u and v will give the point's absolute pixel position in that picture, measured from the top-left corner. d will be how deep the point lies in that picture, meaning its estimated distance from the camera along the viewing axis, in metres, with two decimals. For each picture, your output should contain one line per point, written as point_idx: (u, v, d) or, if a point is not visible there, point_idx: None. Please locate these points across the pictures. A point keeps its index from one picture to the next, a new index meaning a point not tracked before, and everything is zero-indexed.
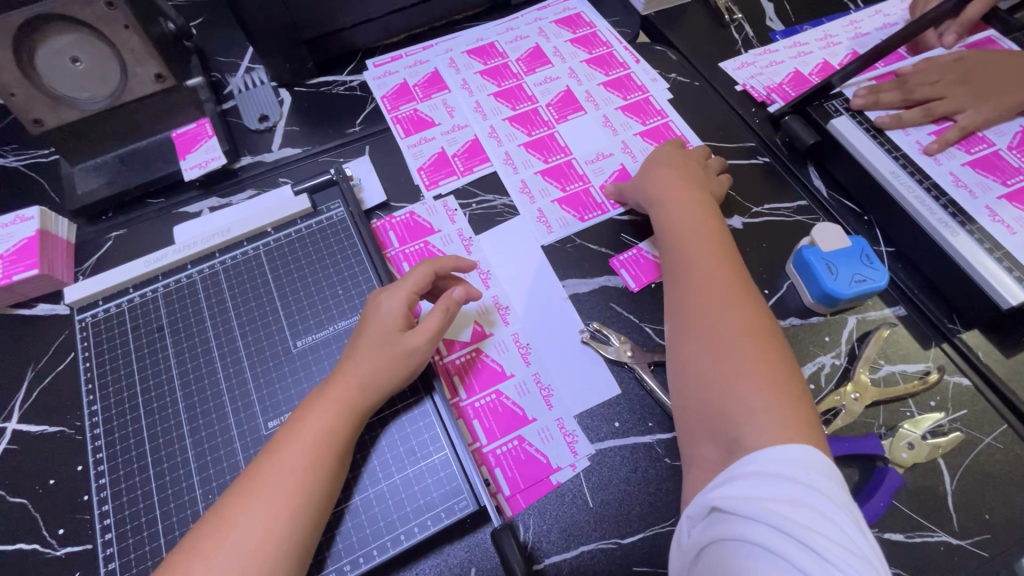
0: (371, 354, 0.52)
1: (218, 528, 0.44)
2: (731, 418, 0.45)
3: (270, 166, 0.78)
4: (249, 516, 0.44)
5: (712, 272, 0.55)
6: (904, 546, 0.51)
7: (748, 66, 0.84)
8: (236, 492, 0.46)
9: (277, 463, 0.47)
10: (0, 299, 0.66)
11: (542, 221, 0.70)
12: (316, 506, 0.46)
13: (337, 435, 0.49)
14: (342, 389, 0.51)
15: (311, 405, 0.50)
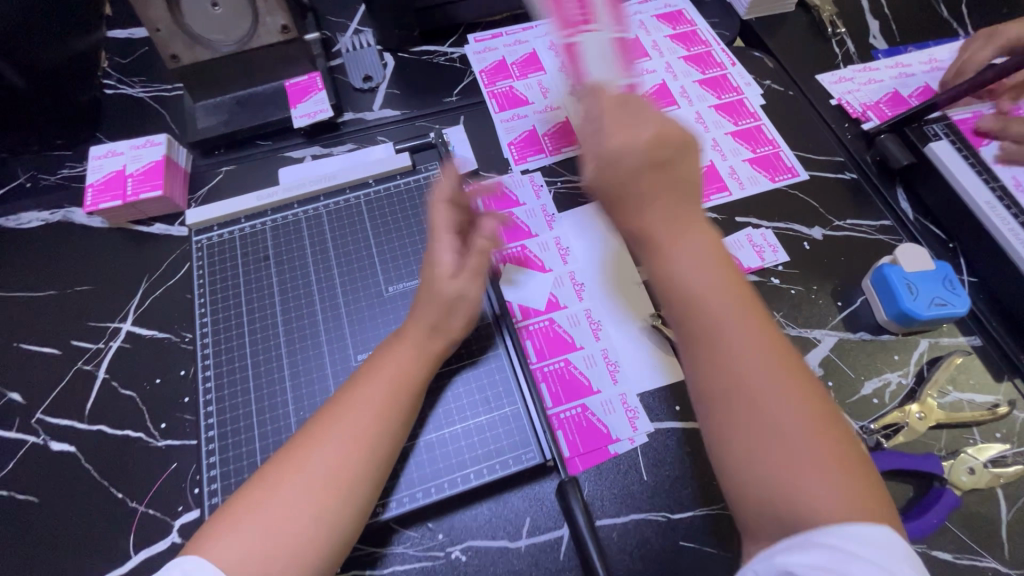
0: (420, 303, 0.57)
1: (293, 459, 0.47)
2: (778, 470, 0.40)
3: (371, 124, 0.82)
4: (320, 452, 0.47)
5: (748, 356, 0.43)
6: (953, 566, 0.52)
7: (845, 81, 0.84)
8: (317, 421, 0.50)
9: (343, 412, 0.50)
10: (124, 214, 0.73)
11: None
12: (379, 449, 0.50)
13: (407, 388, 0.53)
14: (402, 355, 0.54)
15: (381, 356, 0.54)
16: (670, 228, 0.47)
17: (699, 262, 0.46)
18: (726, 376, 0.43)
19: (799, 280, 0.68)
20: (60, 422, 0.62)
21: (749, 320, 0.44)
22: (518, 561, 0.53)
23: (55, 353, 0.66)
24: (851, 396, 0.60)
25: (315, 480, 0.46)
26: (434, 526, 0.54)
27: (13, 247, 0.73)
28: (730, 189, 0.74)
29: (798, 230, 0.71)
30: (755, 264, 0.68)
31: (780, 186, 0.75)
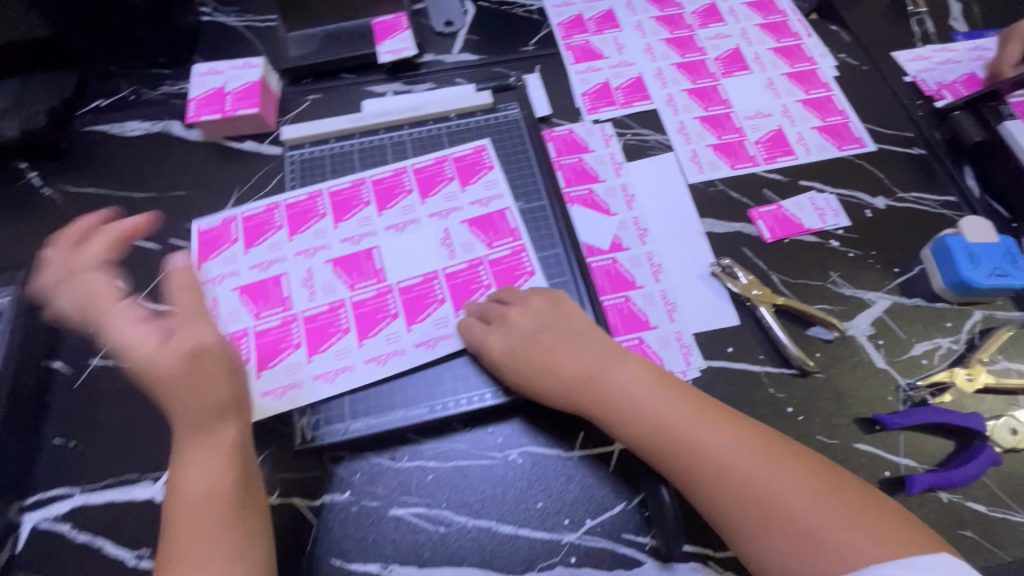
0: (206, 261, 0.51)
1: (177, 526, 0.45)
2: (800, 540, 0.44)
3: (450, 66, 0.86)
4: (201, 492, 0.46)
5: (699, 434, 0.49)
6: (985, 517, 0.55)
7: (922, 60, 0.84)
8: (178, 516, 0.45)
9: (216, 437, 0.48)
10: (221, 129, 0.78)
11: (695, 161, 0.75)
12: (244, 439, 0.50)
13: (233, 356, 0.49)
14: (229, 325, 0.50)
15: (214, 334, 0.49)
16: (597, 366, 0.54)
17: (651, 397, 0.52)
18: (687, 458, 0.49)
19: (858, 245, 0.69)
20: (159, 308, 0.68)
21: (678, 396, 0.52)
22: (570, 467, 0.58)
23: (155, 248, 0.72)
24: (901, 355, 0.62)
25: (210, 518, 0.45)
26: (493, 429, 0.59)
27: (118, 152, 0.79)
28: (797, 154, 0.76)
29: (861, 198, 0.72)
30: (816, 225, 0.70)
31: (846, 155, 0.76)
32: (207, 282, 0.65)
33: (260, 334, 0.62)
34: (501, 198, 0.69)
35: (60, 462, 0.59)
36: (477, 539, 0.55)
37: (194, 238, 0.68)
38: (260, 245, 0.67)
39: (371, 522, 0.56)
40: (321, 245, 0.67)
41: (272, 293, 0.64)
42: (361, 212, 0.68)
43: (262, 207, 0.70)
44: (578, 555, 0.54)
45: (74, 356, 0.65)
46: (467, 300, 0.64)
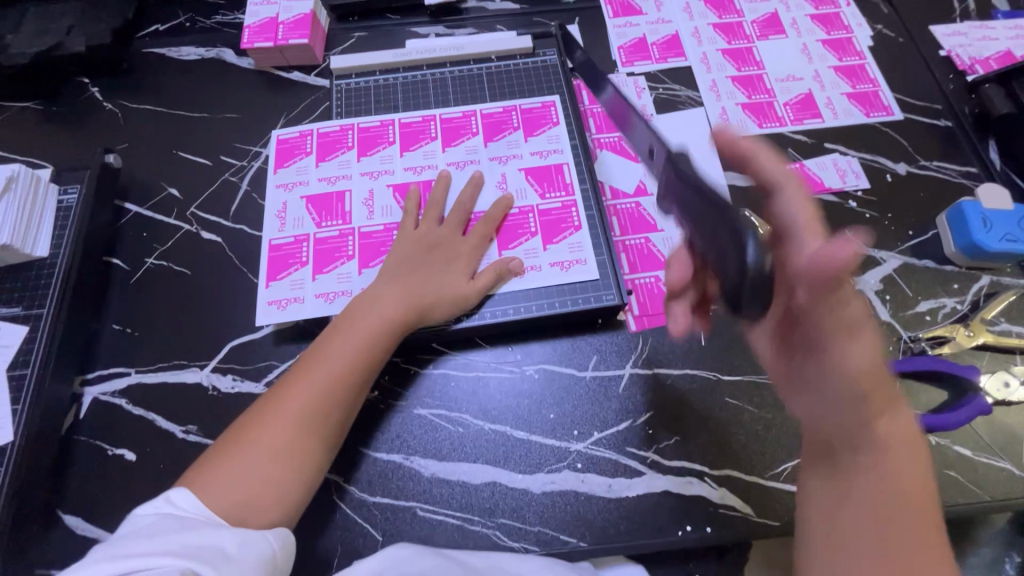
0: (396, 293, 0.60)
1: (236, 441, 0.52)
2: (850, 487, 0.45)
3: (492, 13, 0.88)
4: (280, 415, 0.53)
5: (881, 469, 0.44)
6: (970, 460, 0.58)
7: (959, 35, 0.84)
8: (274, 399, 0.54)
9: (346, 349, 0.57)
10: (272, 58, 0.82)
11: (723, 118, 0.78)
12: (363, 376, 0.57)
13: (368, 360, 0.57)
14: (357, 335, 0.58)
15: (345, 326, 0.59)
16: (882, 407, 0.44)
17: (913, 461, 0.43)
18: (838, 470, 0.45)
19: (875, 207, 0.72)
20: (209, 217, 0.73)
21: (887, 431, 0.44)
22: (582, 386, 0.62)
23: (207, 164, 0.77)
24: (906, 310, 0.65)
25: (264, 457, 0.51)
26: (513, 347, 0.64)
27: (174, 74, 0.83)
28: (824, 117, 0.78)
29: (883, 163, 0.75)
30: (836, 185, 0.73)
31: (872, 122, 0.77)
32: (278, 186, 0.72)
33: (320, 240, 0.68)
34: (560, 152, 0.71)
35: (118, 345, 0.65)
36: (492, 441, 0.60)
37: (271, 145, 0.75)
38: (332, 160, 0.73)
39: (396, 418, 0.61)
40: (385, 170, 0.72)
41: (334, 206, 0.70)
42: (426, 146, 0.73)
43: (336, 126, 0.75)
44: (584, 462, 0.59)
45: (131, 254, 0.70)
46: (511, 244, 0.66)
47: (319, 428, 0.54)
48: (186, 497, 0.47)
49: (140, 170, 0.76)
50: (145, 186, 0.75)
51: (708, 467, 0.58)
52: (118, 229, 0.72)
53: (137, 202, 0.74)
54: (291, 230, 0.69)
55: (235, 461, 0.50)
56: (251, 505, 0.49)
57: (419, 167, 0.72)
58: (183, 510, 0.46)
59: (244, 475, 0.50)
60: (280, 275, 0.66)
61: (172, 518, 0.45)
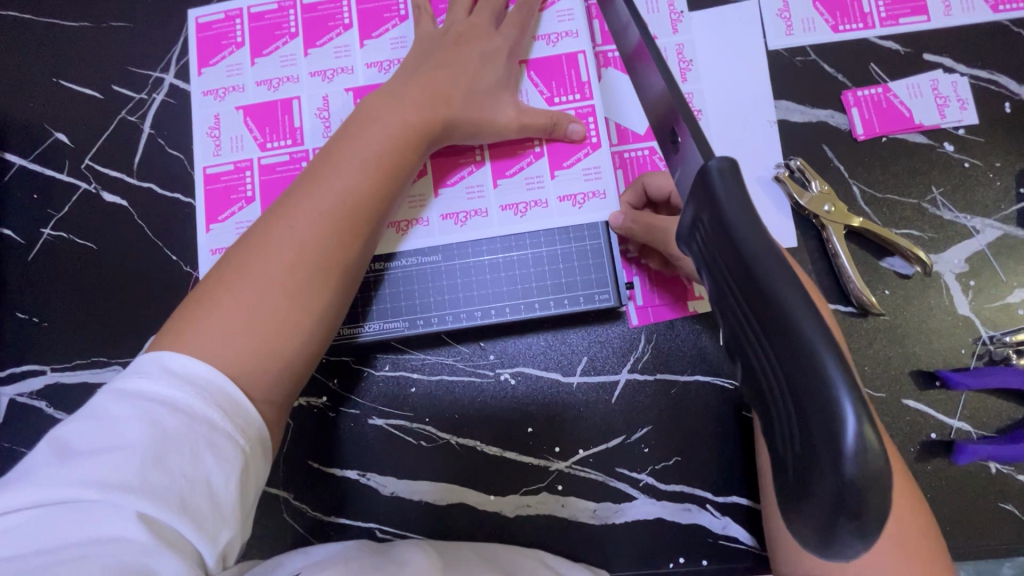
0: (403, 106, 0.47)
1: (220, 287, 0.39)
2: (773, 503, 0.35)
3: None
4: (266, 262, 0.40)
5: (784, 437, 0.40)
6: None
7: None
8: (256, 239, 0.41)
9: (348, 174, 0.44)
10: None
11: (783, 15, 0.55)
12: (380, 206, 0.45)
13: (379, 187, 0.45)
14: (362, 156, 0.44)
15: (341, 145, 0.45)
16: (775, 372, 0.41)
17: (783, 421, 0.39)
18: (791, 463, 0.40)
19: (980, 152, 0.53)
20: (109, 172, 0.58)
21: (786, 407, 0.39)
22: (568, 395, 0.51)
23: (97, 97, 0.60)
24: (992, 302, 0.50)
25: (265, 300, 0.39)
26: (485, 345, 0.52)
27: None
28: (929, 13, 0.55)
29: (1003, 85, 0.53)
30: (930, 121, 0.53)
31: (999, 19, 0.54)
32: (205, 93, 0.56)
33: (266, 169, 0.55)
34: (575, 35, 0.54)
35: (27, 337, 0.56)
36: (460, 458, 0.51)
37: (190, 31, 0.57)
38: (270, 55, 0.56)
39: (347, 430, 0.52)
40: (341, 67, 0.55)
41: (280, 119, 0.55)
42: (392, 30, 0.55)
43: (272, 4, 0.57)
44: (566, 484, 0.50)
45: (23, 223, 0.58)
46: (508, 171, 0.53)
47: (336, 267, 0.42)
48: (168, 359, 0.35)
49: (17, 108, 0.60)
50: (27, 129, 0.59)
51: (710, 492, 0.49)
52: (3, 190, 0.58)
53: (20, 152, 0.59)
54: (229, 155, 0.55)
55: (226, 311, 0.38)
56: (263, 359, 0.38)
57: (385, 61, 0.55)
58: (155, 393, 0.33)
59: (244, 321, 0.38)
60: (222, 217, 0.54)
61: (139, 415, 0.32)
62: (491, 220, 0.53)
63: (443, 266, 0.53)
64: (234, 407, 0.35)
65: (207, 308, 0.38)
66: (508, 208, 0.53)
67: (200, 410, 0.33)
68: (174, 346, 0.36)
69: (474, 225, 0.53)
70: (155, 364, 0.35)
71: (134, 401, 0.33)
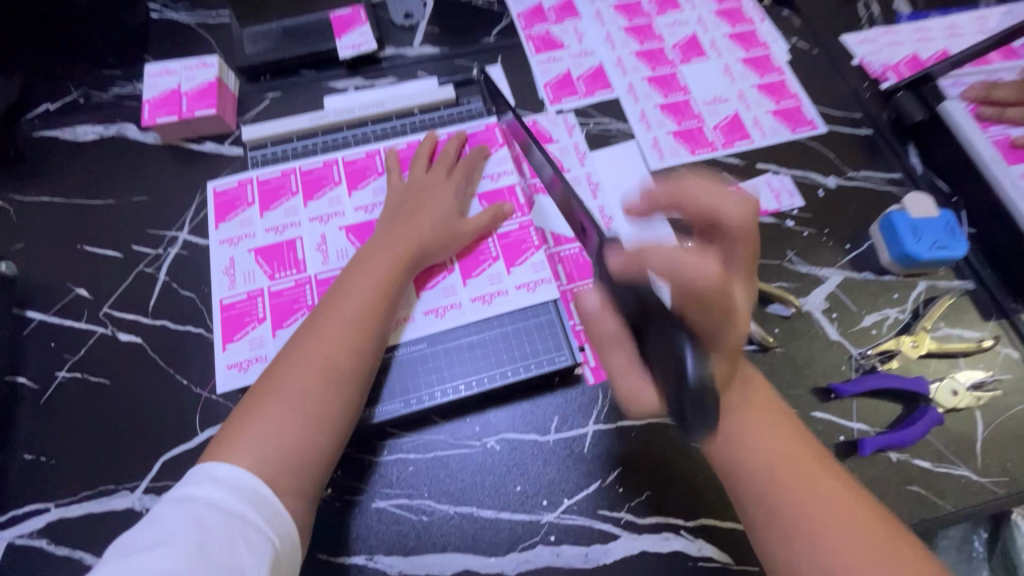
0: (391, 243, 0.62)
1: (260, 397, 0.51)
2: (738, 466, 0.46)
3: (412, 60, 0.84)
4: (294, 376, 0.52)
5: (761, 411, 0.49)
6: (931, 472, 0.59)
7: (869, 42, 0.86)
8: (286, 358, 0.54)
9: (351, 300, 0.57)
10: (178, 132, 0.76)
11: (655, 148, 0.77)
12: (379, 320, 0.57)
13: (376, 306, 0.57)
14: (359, 290, 0.58)
15: (347, 278, 0.59)
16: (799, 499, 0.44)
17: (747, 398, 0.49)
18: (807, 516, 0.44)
19: (812, 224, 0.73)
20: (126, 316, 0.67)
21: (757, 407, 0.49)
22: (546, 452, 0.60)
23: (117, 256, 0.70)
24: (852, 327, 0.66)
25: (296, 409, 0.50)
26: (471, 419, 0.61)
27: (71, 159, 0.77)
28: (752, 137, 0.78)
29: (813, 178, 0.76)
30: (772, 207, 0.73)
31: (799, 137, 0.79)
32: (221, 243, 0.69)
33: (275, 294, 0.66)
34: (511, 172, 0.73)
35: (33, 477, 0.59)
36: (459, 526, 0.57)
37: (209, 198, 0.72)
38: (276, 209, 0.70)
39: (352, 518, 0.57)
40: (334, 212, 0.70)
41: (286, 255, 0.68)
42: (374, 182, 0.72)
43: (276, 172, 0.73)
44: (557, 533, 0.56)
45: (38, 370, 0.64)
46: (472, 272, 0.67)
47: (344, 379, 0.53)
48: (219, 465, 0.46)
49: (42, 273, 0.69)
50: (49, 289, 0.68)
51: (683, 518, 0.57)
52: (21, 343, 0.65)
53: (41, 309, 0.67)
54: (243, 287, 0.66)
55: (266, 418, 0.50)
56: (297, 457, 0.49)
57: (369, 205, 0.71)
58: (202, 497, 0.44)
59: (281, 425, 0.49)
60: (237, 337, 0.64)
61: (189, 515, 0.42)
62: (464, 311, 0.65)
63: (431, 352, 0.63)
64: (264, 504, 0.45)
65: (254, 419, 0.49)
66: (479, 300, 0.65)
67: (238, 507, 0.44)
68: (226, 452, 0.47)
69: (451, 317, 0.65)
70: (205, 472, 0.46)
71: (185, 505, 0.43)
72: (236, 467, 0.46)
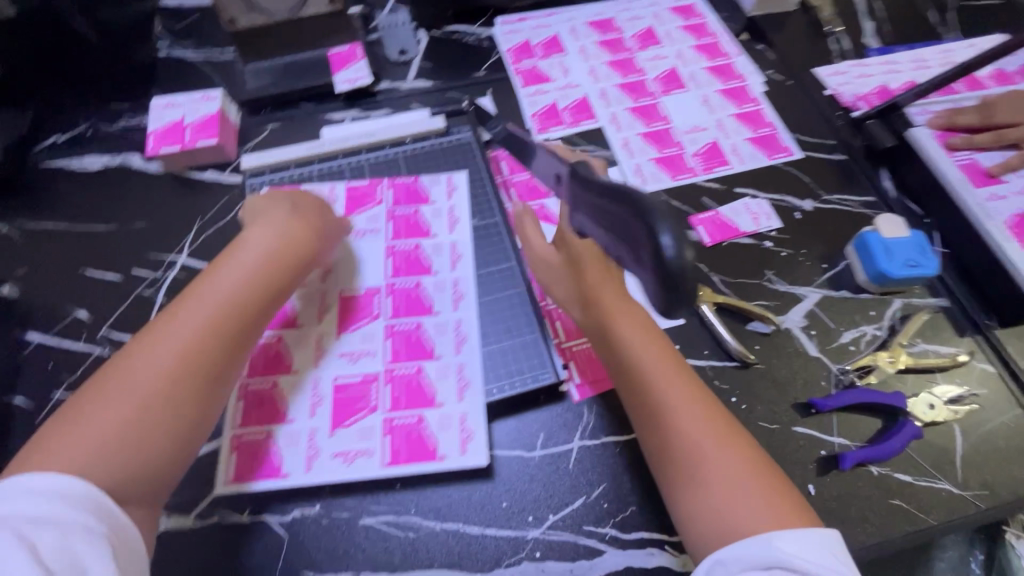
0: (259, 247, 0.61)
1: (87, 401, 0.49)
2: (651, 381, 0.53)
3: (406, 93, 0.88)
4: (122, 381, 0.50)
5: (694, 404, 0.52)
6: (912, 486, 0.60)
7: (840, 74, 0.91)
8: (119, 360, 0.51)
9: (200, 306, 0.55)
10: (181, 161, 0.79)
11: (638, 174, 0.81)
12: (230, 331, 0.55)
13: (230, 315, 0.56)
14: (219, 294, 0.56)
15: (203, 283, 0.58)
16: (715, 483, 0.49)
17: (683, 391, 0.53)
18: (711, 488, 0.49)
19: (789, 244, 0.75)
20: (123, 336, 0.69)
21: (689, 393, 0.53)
22: (532, 468, 0.61)
23: (118, 279, 0.73)
24: (831, 343, 0.68)
25: (122, 415, 0.48)
26: None
27: (77, 186, 0.80)
28: (731, 163, 0.82)
29: (790, 201, 0.79)
30: (751, 228, 0.76)
31: (775, 163, 0.82)
32: None
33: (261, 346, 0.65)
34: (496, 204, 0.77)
35: None
36: (445, 543, 0.57)
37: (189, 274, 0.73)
38: None
39: (339, 534, 0.57)
40: None
41: None
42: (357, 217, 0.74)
43: None
44: (542, 550, 0.57)
45: (36, 389, 0.65)
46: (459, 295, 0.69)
47: (194, 386, 0.52)
48: (23, 480, 0.43)
49: (44, 296, 0.71)
50: (50, 311, 0.70)
51: (667, 534, 0.57)
52: (21, 363, 0.67)
53: (41, 330, 0.69)
54: None
55: (85, 425, 0.47)
56: (139, 469, 0.48)
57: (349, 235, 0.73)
58: (20, 513, 0.41)
59: (90, 440, 0.47)
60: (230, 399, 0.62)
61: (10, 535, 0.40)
62: (451, 332, 0.67)
63: (389, 397, 0.62)
64: (100, 508, 0.45)
65: (74, 428, 0.47)
66: (435, 342, 0.66)
67: (55, 511, 0.42)
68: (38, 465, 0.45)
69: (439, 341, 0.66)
70: (9, 492, 0.42)
71: (5, 524, 0.41)
72: (45, 473, 0.44)
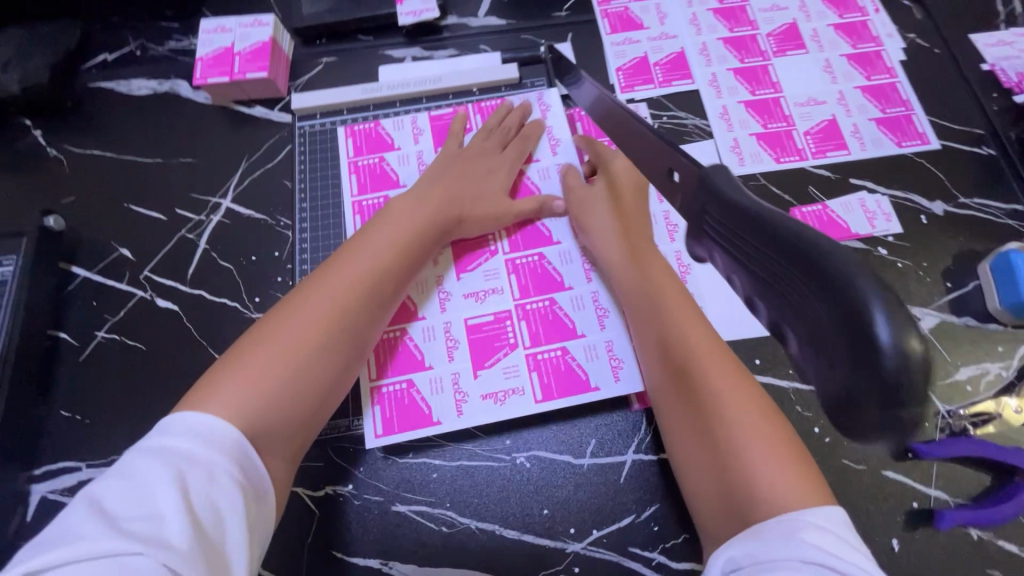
0: (411, 208, 0.62)
1: (253, 343, 0.50)
2: (660, 308, 0.55)
3: (474, 31, 0.77)
4: (291, 321, 0.51)
5: (705, 347, 0.52)
6: (1017, 558, 0.51)
7: (1004, 45, 0.74)
8: (286, 305, 0.53)
9: (353, 258, 0.57)
10: (228, 93, 0.73)
11: (735, 151, 0.69)
12: (388, 281, 0.57)
13: (387, 270, 0.57)
14: (369, 249, 0.57)
15: (360, 236, 0.59)
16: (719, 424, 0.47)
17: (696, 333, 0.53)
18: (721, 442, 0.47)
19: (909, 255, 0.64)
20: (165, 281, 0.66)
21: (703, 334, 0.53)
22: (579, 477, 0.56)
23: (161, 218, 0.69)
24: (943, 379, 0.58)
25: (295, 348, 0.50)
26: (503, 432, 0.58)
27: (123, 112, 0.75)
28: (849, 148, 0.69)
29: (917, 202, 0.66)
30: (864, 231, 0.64)
31: (904, 152, 0.69)
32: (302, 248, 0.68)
33: None
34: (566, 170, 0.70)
35: (67, 435, 0.59)
36: (479, 543, 0.54)
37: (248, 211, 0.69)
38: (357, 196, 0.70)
39: (371, 519, 0.55)
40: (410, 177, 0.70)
41: None
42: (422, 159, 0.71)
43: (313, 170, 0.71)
44: (581, 566, 0.53)
45: (80, 327, 0.64)
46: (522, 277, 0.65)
47: (349, 330, 0.53)
48: (186, 416, 0.43)
49: (88, 229, 0.69)
50: (94, 246, 0.68)
51: None
52: (65, 298, 0.65)
53: (85, 265, 0.67)
54: None
55: (254, 368, 0.48)
56: (292, 407, 0.48)
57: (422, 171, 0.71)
58: (178, 450, 0.41)
59: (260, 375, 0.47)
60: None
61: (167, 467, 0.40)
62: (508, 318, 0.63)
63: (527, 333, 0.62)
64: (240, 455, 0.43)
65: (244, 363, 0.48)
66: (563, 275, 0.65)
67: (204, 453, 0.41)
68: (207, 402, 0.45)
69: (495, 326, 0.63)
70: (167, 425, 0.43)
71: (161, 459, 0.41)
72: (217, 419, 0.44)
